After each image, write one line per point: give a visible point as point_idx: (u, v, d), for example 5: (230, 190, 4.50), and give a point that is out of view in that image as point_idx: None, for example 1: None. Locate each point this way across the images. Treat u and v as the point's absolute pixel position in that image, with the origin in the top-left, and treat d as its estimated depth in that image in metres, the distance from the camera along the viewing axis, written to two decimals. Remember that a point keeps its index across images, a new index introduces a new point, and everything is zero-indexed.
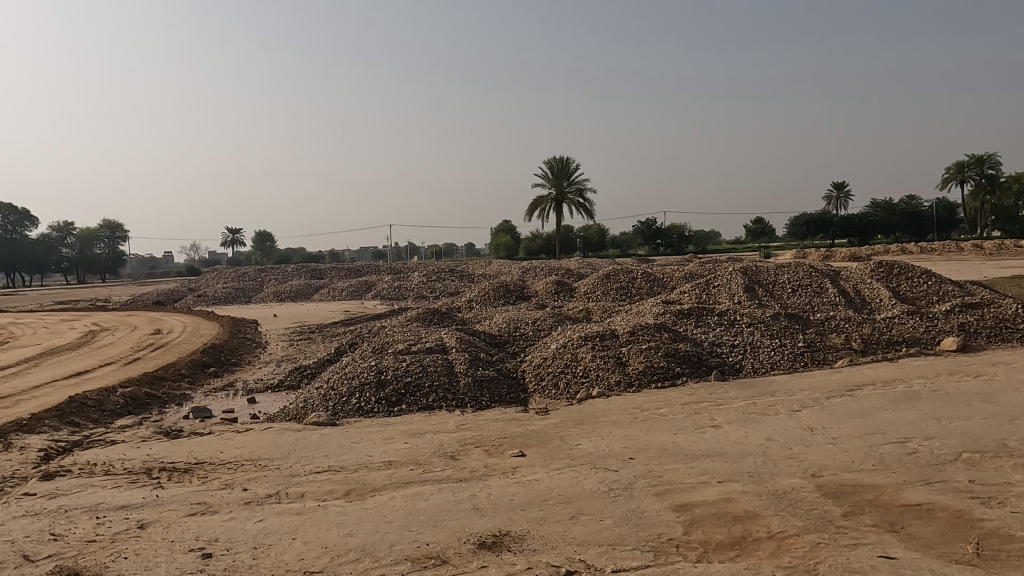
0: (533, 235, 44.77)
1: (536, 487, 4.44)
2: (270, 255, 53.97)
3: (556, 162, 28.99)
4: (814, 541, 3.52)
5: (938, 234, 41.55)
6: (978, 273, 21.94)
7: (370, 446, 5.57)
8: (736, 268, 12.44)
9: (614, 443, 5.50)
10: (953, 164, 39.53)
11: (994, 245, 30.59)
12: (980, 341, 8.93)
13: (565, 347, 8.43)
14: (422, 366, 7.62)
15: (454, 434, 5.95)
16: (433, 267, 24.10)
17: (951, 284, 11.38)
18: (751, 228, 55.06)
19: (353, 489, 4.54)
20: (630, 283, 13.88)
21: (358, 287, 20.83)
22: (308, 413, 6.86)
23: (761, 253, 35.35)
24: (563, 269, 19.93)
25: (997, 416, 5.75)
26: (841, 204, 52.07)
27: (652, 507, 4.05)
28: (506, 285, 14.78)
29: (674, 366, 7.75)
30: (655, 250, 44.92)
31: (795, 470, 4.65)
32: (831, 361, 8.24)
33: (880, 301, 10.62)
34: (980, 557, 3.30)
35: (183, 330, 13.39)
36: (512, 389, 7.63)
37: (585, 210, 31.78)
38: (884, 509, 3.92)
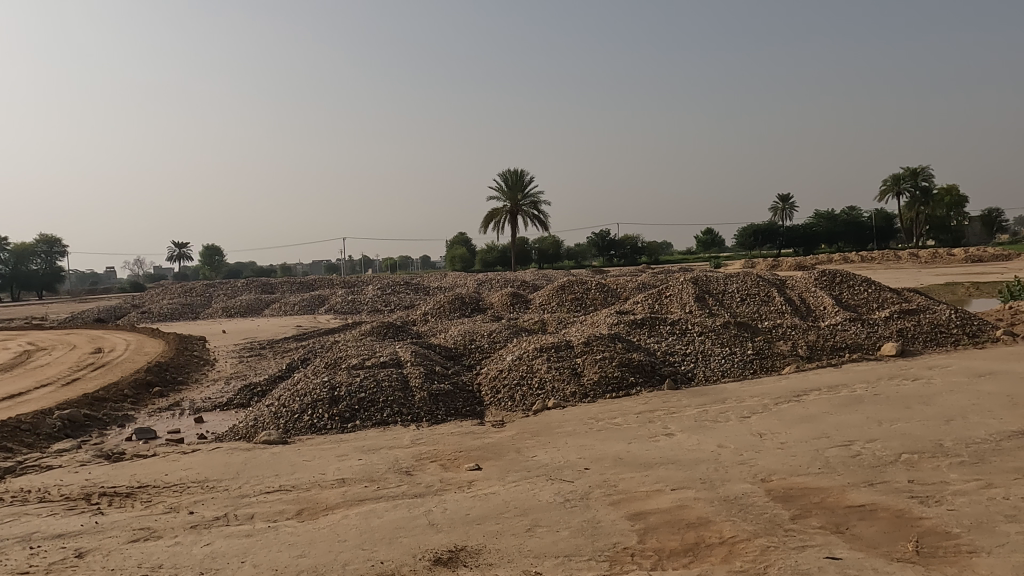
0: (489, 247, 44.94)
1: (493, 500, 4.47)
2: (219, 270, 52.54)
3: (510, 174, 29.31)
4: (763, 545, 3.65)
5: (877, 244, 43.59)
6: (916, 281, 23.03)
7: (324, 464, 5.51)
8: (687, 277, 12.75)
9: (570, 453, 5.58)
10: (891, 177, 41.13)
11: (930, 254, 32.14)
12: (917, 346, 9.39)
13: (521, 359, 8.50)
14: (377, 382, 7.55)
15: (410, 449, 5.93)
16: (387, 280, 23.91)
17: (890, 291, 11.89)
18: (703, 239, 56.71)
19: (307, 508, 4.49)
20: (585, 294, 14.11)
21: (312, 301, 20.51)
22: (259, 431, 6.74)
23: (713, 262, 36.37)
24: (519, 280, 20.03)
25: (934, 417, 6.07)
26: (786, 216, 53.95)
27: (607, 517, 4.13)
28: (462, 297, 14.82)
29: (628, 376, 7.90)
30: (609, 260, 45.73)
31: (744, 475, 4.80)
32: (779, 367, 8.55)
33: (824, 309, 11.04)
34: (919, 555, 3.48)
35: (126, 347, 12.96)
36: (467, 401, 7.64)
37: (540, 222, 32.06)
38: (830, 511, 4.09)
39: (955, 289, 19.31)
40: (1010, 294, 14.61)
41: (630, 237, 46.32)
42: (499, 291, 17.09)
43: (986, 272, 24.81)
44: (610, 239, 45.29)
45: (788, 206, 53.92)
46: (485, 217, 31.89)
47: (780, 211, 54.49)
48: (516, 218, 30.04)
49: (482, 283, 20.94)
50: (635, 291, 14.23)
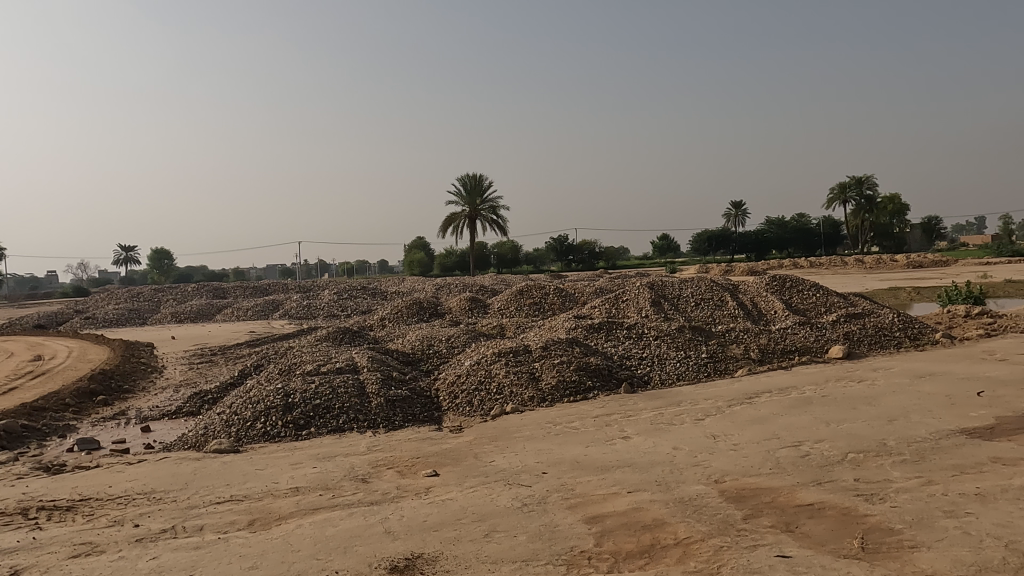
0: (448, 252, 44.74)
1: (450, 506, 4.41)
2: (168, 274, 50.90)
3: (469, 178, 29.31)
4: (717, 545, 3.69)
5: (825, 250, 45.05)
6: (862, 285, 23.84)
7: (277, 472, 5.36)
8: (643, 282, 12.90)
9: (528, 457, 5.56)
10: (838, 185, 42.56)
11: (875, 260, 33.33)
12: (863, 349, 9.69)
13: (479, 364, 8.44)
14: (333, 389, 7.39)
15: (366, 455, 5.82)
16: (344, 285, 23.55)
17: (837, 295, 12.25)
18: (659, 245, 57.72)
19: (259, 518, 4.35)
20: (543, 299, 14.15)
21: (265, 306, 20.03)
22: (209, 439, 6.52)
23: (669, 268, 36.97)
24: (477, 285, 19.97)
25: (878, 417, 6.25)
26: (739, 223, 55.30)
27: (564, 521, 4.11)
28: (420, 302, 14.69)
29: (586, 379, 7.93)
30: (567, 265, 46.05)
31: (698, 477, 4.85)
32: (732, 370, 8.71)
33: (775, 313, 11.31)
34: (864, 551, 3.56)
35: (68, 355, 12.40)
36: (425, 407, 7.54)
37: (498, 227, 32.07)
38: (781, 510, 4.16)
39: (898, 294, 20.05)
40: (949, 298, 15.24)
41: (588, 243, 46.81)
42: (458, 295, 16.99)
43: (926, 277, 25.88)
44: (568, 244, 45.60)
45: (740, 213, 55.30)
46: (444, 221, 31.75)
47: (733, 218, 55.80)
48: (473, 221, 29.97)
49: (441, 287, 20.83)
50: (593, 295, 14.34)
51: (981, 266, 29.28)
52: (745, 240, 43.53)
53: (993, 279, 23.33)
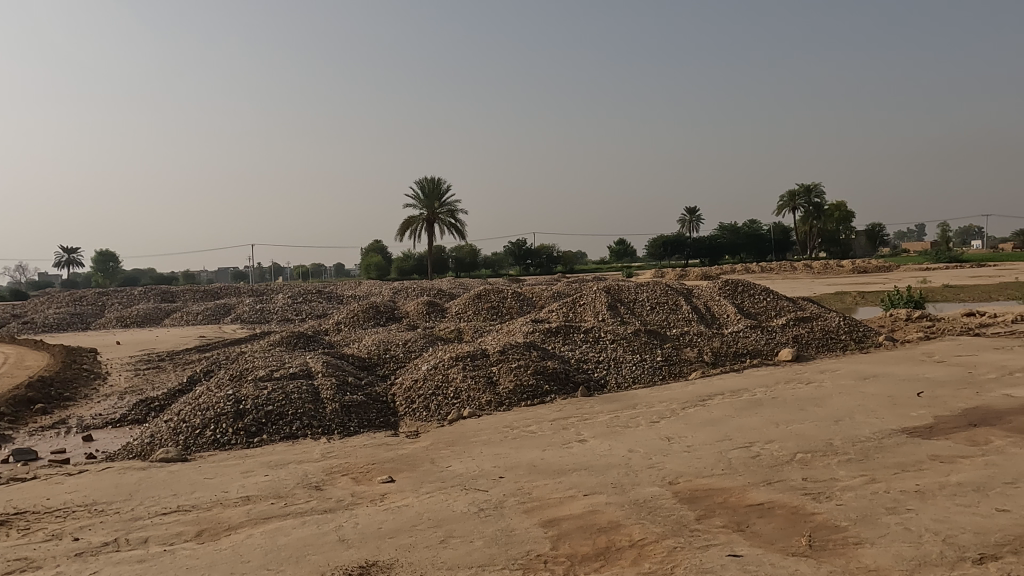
0: (406, 255, 44.35)
1: (405, 512, 4.31)
2: (113, 276, 49.08)
3: (427, 182, 29.15)
4: (672, 546, 3.69)
5: (776, 256, 46.34)
6: (810, 290, 24.57)
7: (226, 481, 5.15)
8: (600, 286, 12.98)
9: (484, 462, 5.49)
10: (788, 193, 43.88)
11: (822, 265, 34.42)
12: (811, 352, 9.94)
13: (436, 369, 8.32)
14: (285, 394, 7.17)
15: (319, 462, 5.66)
16: (299, 288, 23.08)
17: (786, 299, 12.56)
18: (615, 250, 58.50)
19: (206, 528, 4.16)
20: (501, 303, 14.11)
21: (216, 310, 19.45)
22: (156, 448, 6.24)
23: (625, 272, 37.37)
24: (435, 289, 19.82)
25: (825, 418, 6.39)
26: (693, 228, 56.43)
27: (520, 525, 4.06)
28: (376, 307, 14.46)
29: (543, 384, 7.91)
30: (526, 269, 46.21)
31: (653, 479, 4.86)
32: (686, 373, 8.81)
33: (728, 317, 11.52)
34: (813, 548, 3.60)
35: (4, 361, 11.78)
36: (381, 412, 7.38)
37: (456, 230, 31.92)
38: (733, 510, 4.19)
39: (843, 298, 20.72)
40: (890, 302, 15.80)
41: (547, 247, 47.12)
42: (415, 300, 16.82)
43: (870, 282, 26.82)
44: (527, 248, 45.74)
45: (694, 219, 56.45)
46: (402, 224, 31.49)
47: (687, 223, 56.90)
48: (433, 226, 29.75)
49: (398, 291, 20.61)
50: (550, 300, 14.37)
51: (920, 272, 30.52)
52: (699, 245, 44.41)
53: (931, 284, 24.34)
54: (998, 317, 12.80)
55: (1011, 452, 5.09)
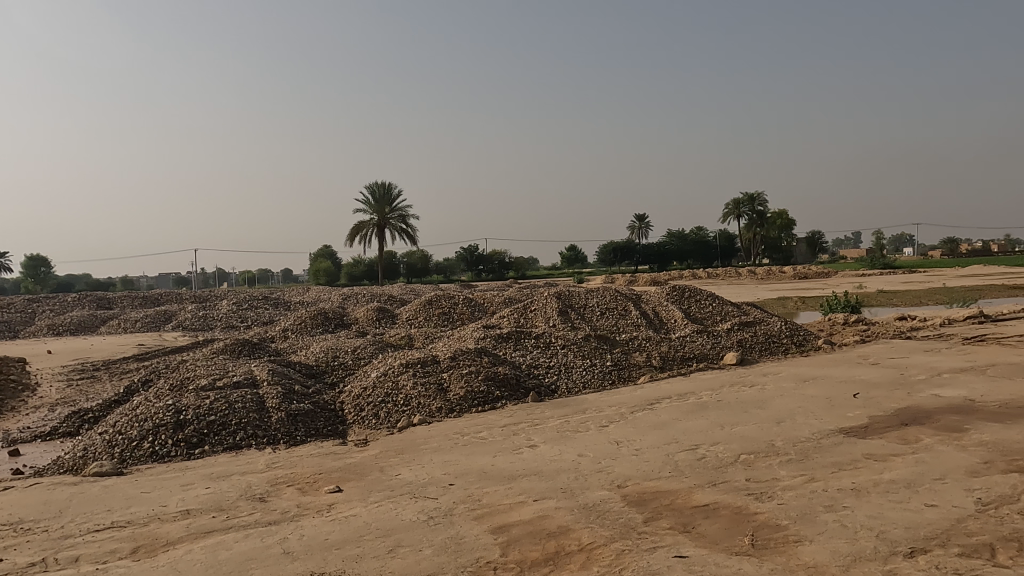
0: (356, 261, 43.71)
1: (353, 522, 4.21)
2: (45, 282, 46.83)
3: (378, 186, 28.83)
4: (619, 549, 3.70)
5: (721, 262, 47.56)
6: (754, 295, 25.36)
7: (165, 495, 4.94)
8: (551, 292, 13.04)
9: (434, 469, 5.42)
10: (732, 201, 45.11)
11: (765, 271, 35.52)
12: (754, 355, 10.21)
13: (386, 375, 8.17)
14: (229, 402, 6.90)
15: (263, 473, 5.48)
16: (244, 294, 22.45)
17: (730, 304, 12.88)
18: (567, 256, 59.11)
19: (143, 545, 3.98)
20: (452, 309, 14.02)
21: (157, 316, 18.72)
22: (89, 462, 5.90)
23: (577, 278, 37.78)
24: (386, 295, 19.59)
25: (768, 419, 6.56)
26: (642, 235, 57.52)
27: (470, 532, 4.01)
28: (324, 313, 14.13)
29: (493, 390, 7.89)
30: (478, 275, 46.15)
31: (602, 483, 4.88)
32: (635, 377, 8.93)
33: (675, 322, 11.73)
34: (755, 547, 3.67)
35: None
36: (329, 420, 7.20)
37: (407, 236, 31.66)
38: (679, 512, 4.24)
39: (784, 302, 21.48)
40: (829, 307, 16.38)
41: (499, 253, 47.29)
42: (365, 306, 16.57)
43: (810, 287, 27.77)
44: (478, 254, 45.75)
45: (643, 226, 57.49)
46: (352, 230, 31.10)
47: (636, 230, 57.92)
48: (384, 231, 29.42)
49: (348, 297, 20.27)
50: (502, 306, 14.38)
51: (856, 278, 31.80)
52: (648, 251, 45.21)
53: (866, 289, 25.41)
54: (927, 321, 13.40)
55: (939, 449, 5.31)
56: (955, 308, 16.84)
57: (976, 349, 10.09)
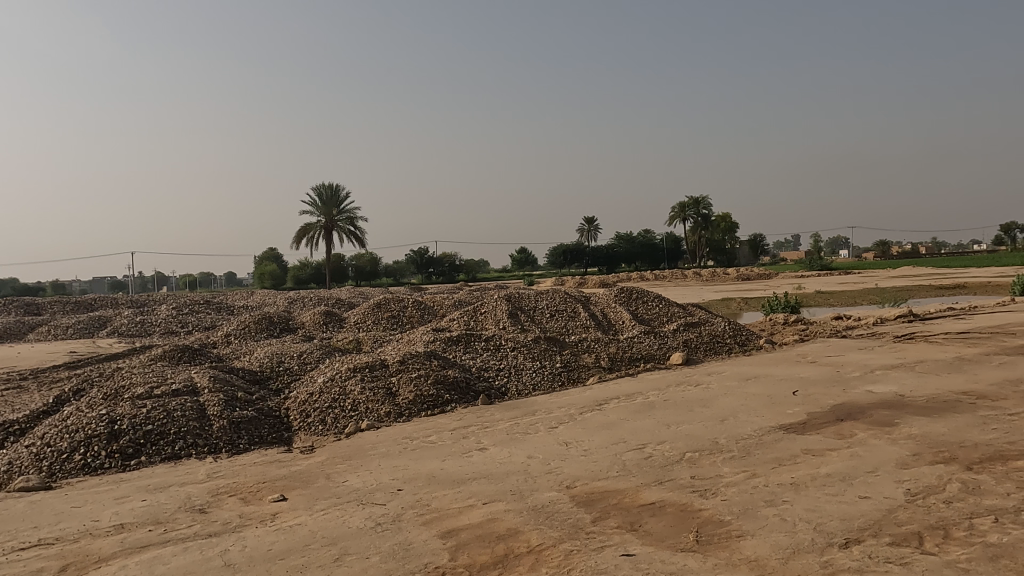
0: (303, 264, 42.80)
1: (298, 532, 4.06)
2: None
3: (326, 188, 28.25)
4: (568, 549, 3.67)
5: (668, 264, 48.48)
6: (699, 297, 25.94)
7: (97, 509, 4.66)
8: (501, 294, 13.00)
9: (382, 475, 5.29)
10: (678, 205, 45.98)
11: (710, 273, 36.38)
12: (699, 355, 10.40)
13: (333, 380, 7.92)
14: (167, 411, 6.53)
15: (204, 483, 5.24)
16: (185, 298, 21.65)
17: (676, 306, 13.10)
18: (517, 258, 59.34)
19: (73, 562, 3.75)
20: (401, 312, 13.82)
21: (91, 322, 17.84)
22: (13, 476, 5.48)
23: (527, 280, 37.92)
24: (333, 298, 19.21)
25: (712, 418, 6.67)
26: (591, 237, 58.18)
27: (419, 537, 3.92)
28: (269, 317, 13.69)
29: (443, 393, 7.77)
30: (428, 278, 45.80)
31: (551, 484, 4.85)
32: (584, 379, 8.96)
33: (623, 323, 11.86)
34: (699, 543, 3.69)
35: None
36: (274, 427, 6.92)
37: (355, 238, 31.16)
38: (626, 511, 4.24)
39: (728, 303, 21.99)
40: (770, 307, 16.85)
41: (449, 256, 47.12)
42: (310, 310, 16.17)
43: (753, 289, 28.57)
44: (429, 257, 45.44)
45: (593, 229, 58.17)
46: (299, 232, 30.44)
47: (586, 232, 58.53)
48: (331, 234, 28.87)
49: (294, 300, 19.77)
50: (451, 308, 14.26)
51: (796, 279, 32.88)
52: (597, 254, 45.71)
53: (805, 290, 26.31)
54: (861, 321, 13.92)
55: (872, 443, 5.47)
56: (887, 308, 17.57)
57: (905, 347, 10.51)
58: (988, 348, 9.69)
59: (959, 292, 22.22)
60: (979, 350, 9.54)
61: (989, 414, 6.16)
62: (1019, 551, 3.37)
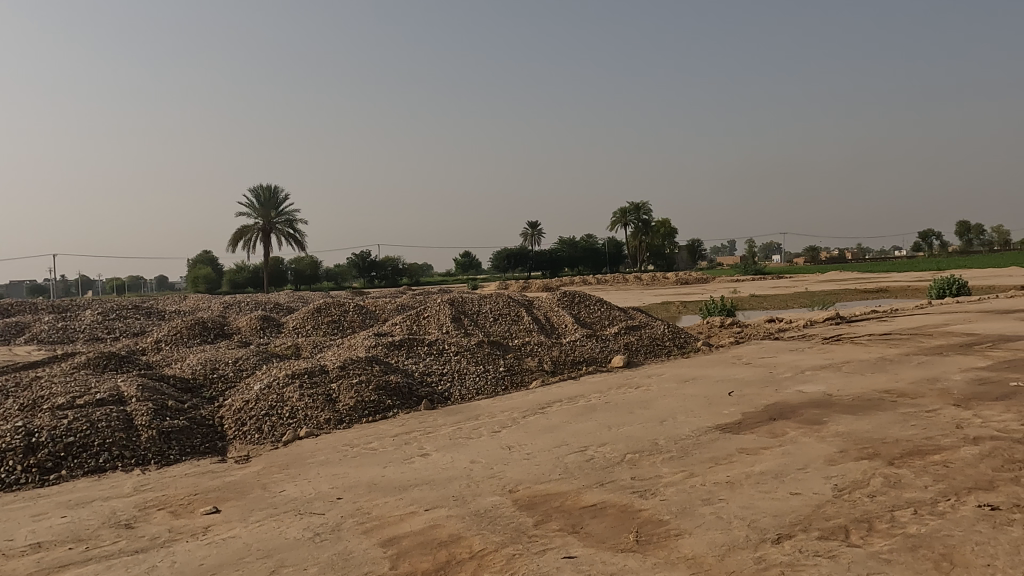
0: (240, 268, 41.42)
1: (231, 545, 3.83)
2: None
3: (264, 190, 27.37)
4: (510, 554, 3.58)
5: (610, 269, 49.17)
6: (640, 300, 26.41)
7: (9, 528, 4.29)
8: (444, 298, 12.83)
9: (321, 484, 5.07)
10: (619, 211, 46.64)
11: (650, 278, 37.08)
12: (640, 358, 10.52)
13: (271, 387, 7.59)
14: (91, 421, 6.07)
15: (130, 497, 4.90)
16: (112, 302, 20.54)
17: (617, 309, 13.23)
18: (461, 262, 59.12)
19: None
20: (342, 317, 13.46)
21: (6, 328, 16.68)
22: None
23: (470, 284, 37.79)
24: (271, 303, 18.60)
25: (652, 419, 6.72)
26: (535, 242, 58.51)
27: (358, 547, 3.76)
28: (202, 322, 13.09)
29: (385, 399, 7.57)
30: (369, 282, 45.13)
31: (493, 489, 4.75)
32: (528, 382, 8.91)
33: (566, 327, 11.89)
34: (639, 543, 3.66)
35: None
36: (207, 436, 6.56)
37: (295, 241, 30.37)
38: (568, 513, 4.18)
39: (667, 307, 22.46)
40: (708, 311, 17.24)
41: (391, 260, 46.69)
42: (247, 315, 15.57)
43: (692, 292, 29.33)
44: (371, 260, 44.72)
45: (536, 233, 58.52)
46: (235, 235, 29.44)
47: (529, 237, 58.83)
48: (269, 237, 27.96)
49: (229, 305, 19.03)
50: (394, 313, 14.00)
51: (732, 283, 33.89)
52: (541, 258, 45.96)
53: (740, 294, 27.14)
54: (792, 324, 14.39)
55: (802, 441, 5.60)
56: (816, 310, 18.25)
57: (833, 348, 10.91)
58: (908, 348, 10.15)
59: (882, 296, 23.33)
60: (900, 351, 9.98)
61: (909, 411, 6.43)
62: (938, 540, 3.48)
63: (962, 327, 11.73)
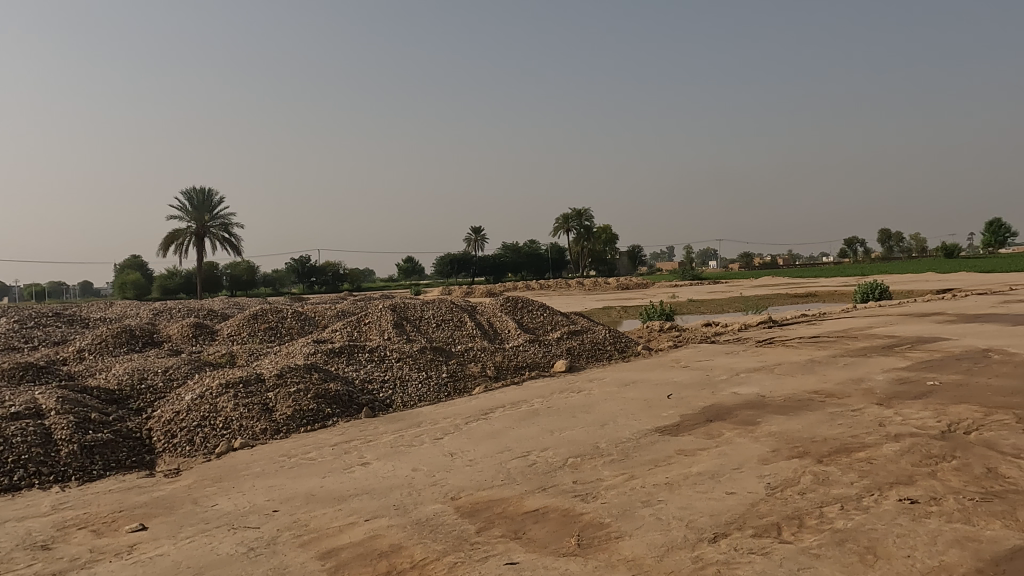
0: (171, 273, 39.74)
1: (160, 564, 3.56)
2: None
3: (196, 193, 26.25)
4: (451, 562, 3.45)
5: (553, 274, 49.51)
6: (582, 305, 26.66)
7: None
8: (385, 304, 12.55)
9: (256, 496, 4.80)
10: (562, 217, 46.97)
11: (592, 283, 37.51)
12: (582, 362, 10.54)
13: (203, 397, 7.21)
14: (3, 437, 5.60)
15: (48, 516, 4.52)
16: (29, 309, 19.28)
17: (560, 315, 13.25)
18: (404, 267, 58.48)
19: None
20: (280, 324, 13.00)
21: None
22: None
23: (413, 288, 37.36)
24: (204, 309, 17.84)
25: (594, 423, 6.69)
26: (478, 247, 58.39)
27: (295, 561, 3.55)
28: (129, 330, 12.40)
29: (324, 408, 7.30)
30: (309, 287, 44.09)
31: (435, 497, 4.60)
32: (471, 388, 8.77)
33: (509, 332, 11.82)
34: (581, 546, 3.59)
35: None
36: (133, 450, 6.15)
37: (230, 246, 29.34)
38: (510, 519, 4.07)
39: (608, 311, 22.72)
40: (648, 315, 17.47)
41: (331, 264, 45.67)
42: (177, 322, 14.84)
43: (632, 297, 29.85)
44: (310, 266, 43.67)
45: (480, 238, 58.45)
46: (166, 238, 28.23)
47: (473, 242, 58.70)
48: (202, 241, 26.91)
49: (158, 312, 18.14)
50: (333, 320, 13.62)
51: (670, 288, 34.64)
52: (484, 264, 45.87)
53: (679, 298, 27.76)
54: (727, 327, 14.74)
55: (738, 441, 5.67)
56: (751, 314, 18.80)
57: (766, 351, 11.20)
58: (836, 350, 10.51)
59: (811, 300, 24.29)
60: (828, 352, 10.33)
61: (836, 410, 6.61)
62: (864, 534, 3.54)
63: (885, 330, 12.25)
